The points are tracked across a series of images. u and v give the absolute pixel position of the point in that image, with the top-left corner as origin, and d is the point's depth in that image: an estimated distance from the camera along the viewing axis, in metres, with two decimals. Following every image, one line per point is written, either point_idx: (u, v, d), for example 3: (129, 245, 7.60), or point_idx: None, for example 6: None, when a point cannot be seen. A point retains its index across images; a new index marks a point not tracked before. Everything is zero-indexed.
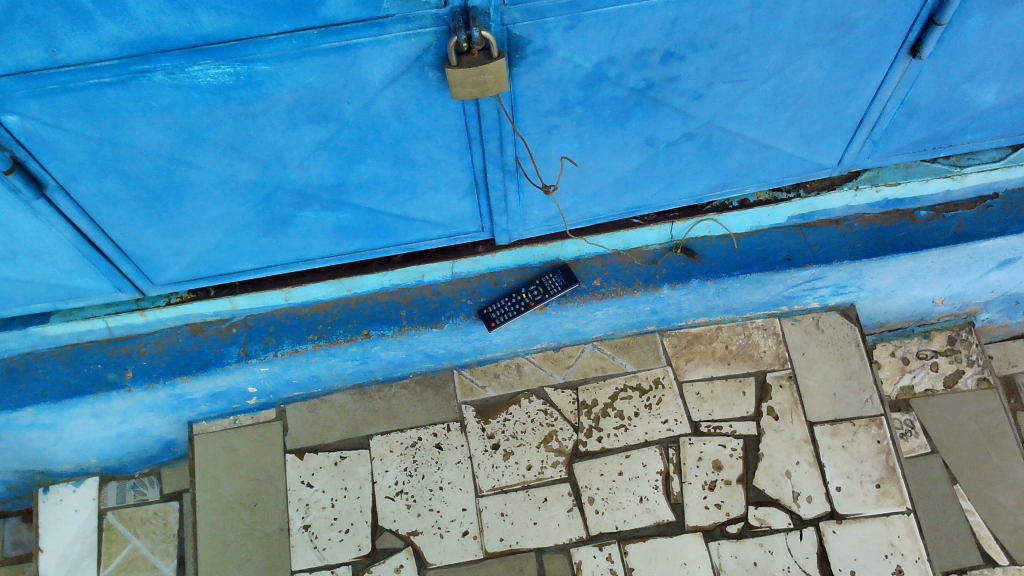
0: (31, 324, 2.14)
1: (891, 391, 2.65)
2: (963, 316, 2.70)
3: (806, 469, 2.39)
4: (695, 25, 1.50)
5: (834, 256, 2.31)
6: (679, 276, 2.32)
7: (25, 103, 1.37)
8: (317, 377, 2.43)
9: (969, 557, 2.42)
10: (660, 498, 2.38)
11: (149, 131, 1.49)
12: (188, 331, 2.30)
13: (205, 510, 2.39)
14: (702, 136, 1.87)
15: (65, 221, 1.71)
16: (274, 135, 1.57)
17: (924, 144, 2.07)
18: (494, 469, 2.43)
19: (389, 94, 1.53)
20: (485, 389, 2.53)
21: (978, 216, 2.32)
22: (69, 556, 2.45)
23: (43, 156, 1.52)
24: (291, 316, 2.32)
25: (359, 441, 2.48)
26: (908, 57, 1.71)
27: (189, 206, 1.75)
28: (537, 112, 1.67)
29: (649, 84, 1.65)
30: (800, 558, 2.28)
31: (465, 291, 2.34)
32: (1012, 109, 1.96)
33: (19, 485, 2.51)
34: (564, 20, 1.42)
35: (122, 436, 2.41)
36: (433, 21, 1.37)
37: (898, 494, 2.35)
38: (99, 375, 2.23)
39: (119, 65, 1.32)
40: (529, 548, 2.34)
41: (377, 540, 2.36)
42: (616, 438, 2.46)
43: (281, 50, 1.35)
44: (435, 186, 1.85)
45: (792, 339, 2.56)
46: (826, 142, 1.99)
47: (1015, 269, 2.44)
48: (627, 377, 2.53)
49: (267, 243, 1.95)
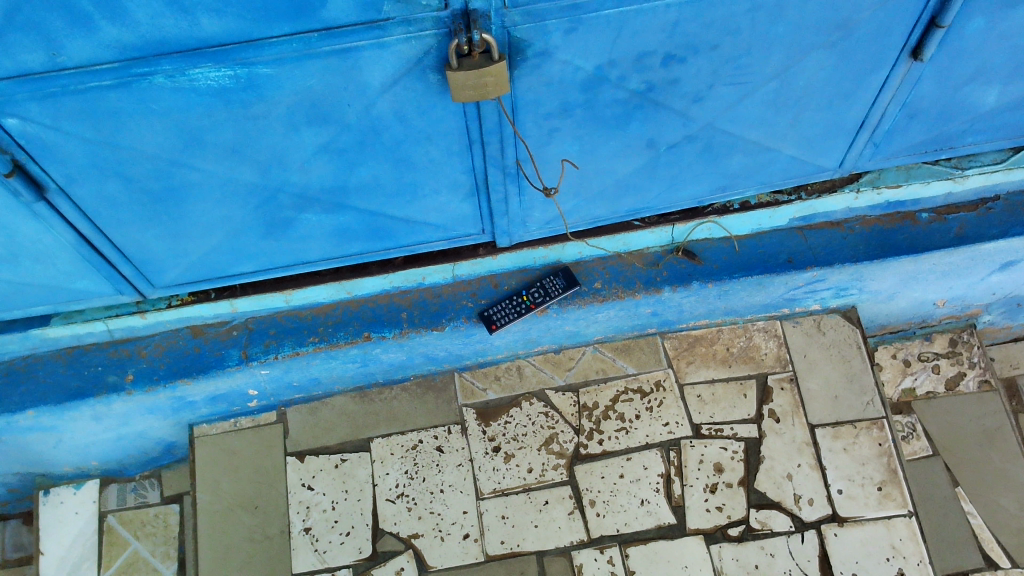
0: (31, 326, 2.14)
1: (892, 393, 2.65)
2: (964, 318, 2.70)
3: (807, 471, 2.39)
4: (695, 28, 1.50)
5: (835, 258, 2.30)
6: (679, 278, 2.31)
7: (26, 106, 1.37)
8: (318, 380, 2.43)
9: (972, 559, 2.41)
10: (660, 501, 2.38)
11: (149, 133, 1.49)
12: (189, 333, 2.30)
13: (206, 512, 2.39)
14: (703, 139, 1.87)
15: (66, 224, 1.71)
16: (274, 138, 1.57)
17: (925, 147, 2.06)
18: (494, 472, 2.42)
19: (390, 96, 1.53)
20: (486, 391, 2.52)
21: (980, 218, 2.31)
22: (69, 559, 2.44)
23: (44, 159, 1.52)
24: (291, 319, 2.31)
25: (359, 444, 2.47)
26: (909, 59, 1.70)
27: (189, 209, 1.74)
28: (538, 115, 1.66)
29: (649, 86, 1.65)
30: (801, 561, 2.28)
31: (466, 293, 2.34)
32: (1013, 111, 1.96)
33: (20, 488, 2.51)
34: (565, 23, 1.42)
35: (122, 438, 2.41)
36: (434, 24, 1.37)
37: (899, 496, 2.34)
38: (100, 377, 2.22)
39: (119, 68, 1.32)
40: (530, 551, 2.34)
41: (377, 543, 2.36)
42: (616, 441, 2.45)
43: (282, 53, 1.35)
44: (436, 189, 1.85)
45: (792, 341, 2.56)
46: (827, 145, 1.99)
47: (1016, 271, 2.44)
48: (628, 379, 2.53)
49: (267, 245, 1.95)
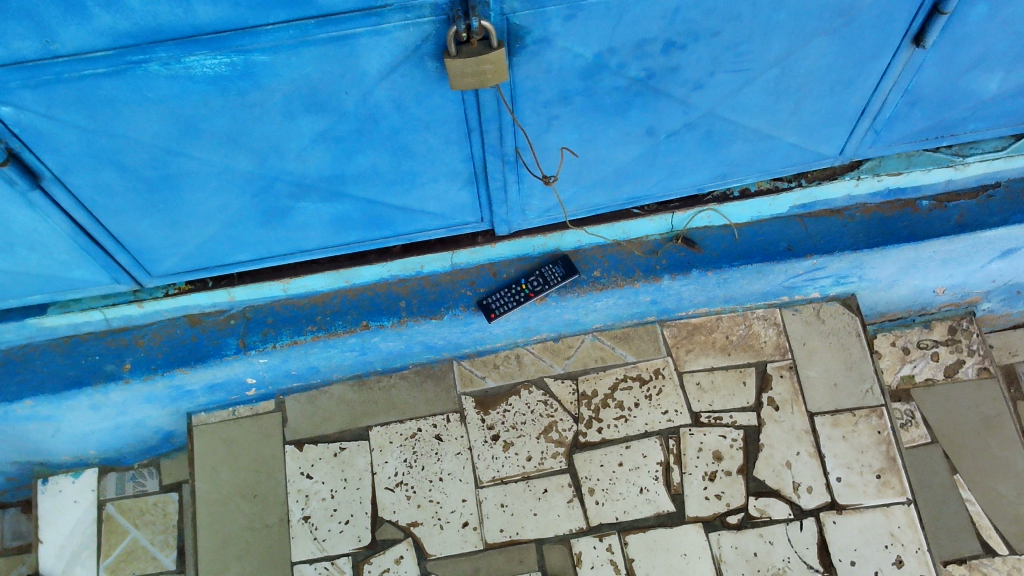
0: (27, 315, 2.12)
1: (891, 381, 2.65)
2: (963, 306, 2.69)
3: (806, 459, 2.40)
4: (696, 14, 1.47)
5: (835, 245, 2.29)
6: (679, 266, 2.30)
7: (19, 94, 1.35)
8: (316, 368, 2.42)
9: (969, 546, 2.43)
10: (660, 489, 2.38)
11: (145, 122, 1.47)
12: (186, 322, 2.28)
13: (205, 500, 2.39)
14: (703, 127, 1.85)
15: (61, 213, 1.69)
16: (271, 126, 1.55)
17: (926, 134, 2.05)
18: (494, 460, 2.42)
19: (388, 84, 1.51)
20: (485, 379, 2.52)
21: (980, 206, 2.30)
22: (69, 547, 2.45)
23: (38, 147, 1.49)
24: (289, 308, 2.30)
25: (358, 433, 2.47)
26: (911, 45, 1.68)
27: (186, 198, 1.73)
28: (537, 102, 1.64)
29: (649, 73, 1.63)
30: (799, 549, 2.29)
31: (465, 281, 2.33)
32: (1015, 98, 1.94)
33: (18, 477, 2.50)
34: (564, 9, 1.40)
35: (121, 427, 2.40)
36: (432, 11, 1.34)
37: (898, 484, 2.35)
38: (98, 366, 2.21)
39: (114, 56, 1.30)
40: (529, 539, 2.35)
41: (378, 531, 2.36)
42: (616, 429, 2.45)
43: (279, 40, 1.33)
44: (434, 177, 1.83)
45: (792, 329, 2.55)
46: (828, 132, 1.97)
47: (1016, 258, 2.43)
48: (627, 367, 2.52)
49: (265, 233, 1.93)
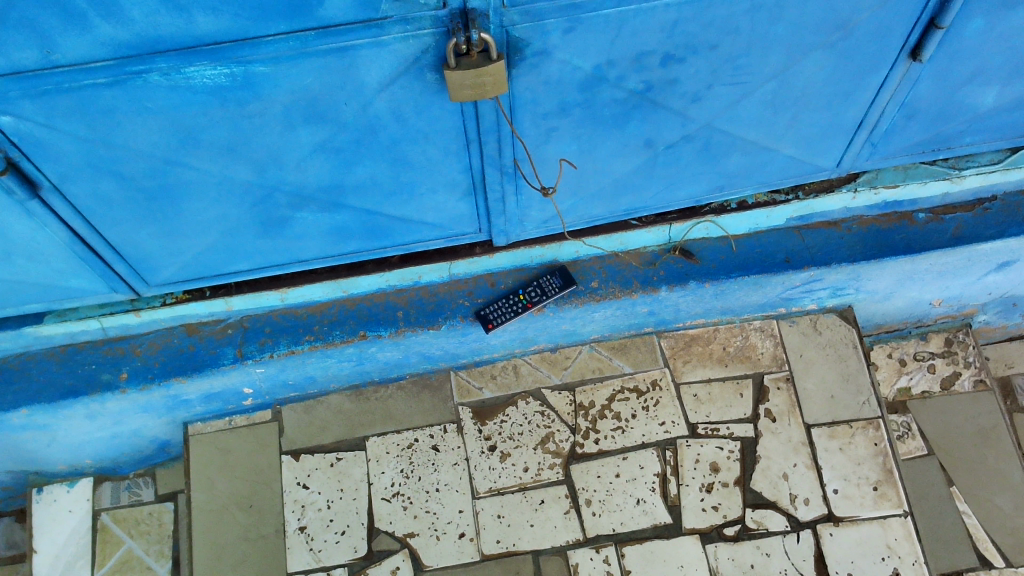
0: (24, 324, 2.11)
1: (888, 393, 2.65)
2: (960, 318, 2.70)
3: (803, 471, 2.39)
4: (695, 28, 1.49)
5: (833, 258, 2.30)
6: (677, 278, 2.31)
7: (20, 103, 1.35)
8: (313, 378, 2.41)
9: (966, 559, 2.43)
10: (657, 500, 2.38)
11: (144, 131, 1.47)
12: (184, 331, 2.28)
13: (201, 509, 2.38)
14: (701, 139, 1.86)
15: (60, 222, 1.69)
16: (270, 136, 1.56)
17: (923, 147, 2.06)
18: (490, 471, 2.42)
19: (387, 95, 1.51)
20: (482, 390, 2.52)
21: (977, 218, 2.32)
22: (63, 556, 2.44)
23: (38, 157, 1.50)
24: (287, 317, 2.30)
25: (354, 443, 2.46)
26: (908, 60, 1.70)
27: (185, 208, 1.73)
28: (536, 114, 1.65)
29: (648, 86, 1.64)
30: (796, 560, 2.28)
31: (463, 292, 2.33)
32: (1012, 112, 1.96)
33: (13, 486, 2.49)
34: (564, 22, 1.41)
35: (116, 436, 2.40)
36: (432, 23, 1.36)
37: (895, 496, 2.35)
38: (94, 376, 2.21)
39: (115, 66, 1.31)
40: (526, 550, 2.34)
41: (373, 542, 2.35)
42: (613, 440, 2.45)
43: (279, 51, 1.34)
44: (433, 188, 1.84)
45: (789, 340, 2.56)
46: (826, 144, 1.98)
47: (1012, 271, 2.44)
48: (624, 378, 2.53)
49: (262, 244, 1.93)
